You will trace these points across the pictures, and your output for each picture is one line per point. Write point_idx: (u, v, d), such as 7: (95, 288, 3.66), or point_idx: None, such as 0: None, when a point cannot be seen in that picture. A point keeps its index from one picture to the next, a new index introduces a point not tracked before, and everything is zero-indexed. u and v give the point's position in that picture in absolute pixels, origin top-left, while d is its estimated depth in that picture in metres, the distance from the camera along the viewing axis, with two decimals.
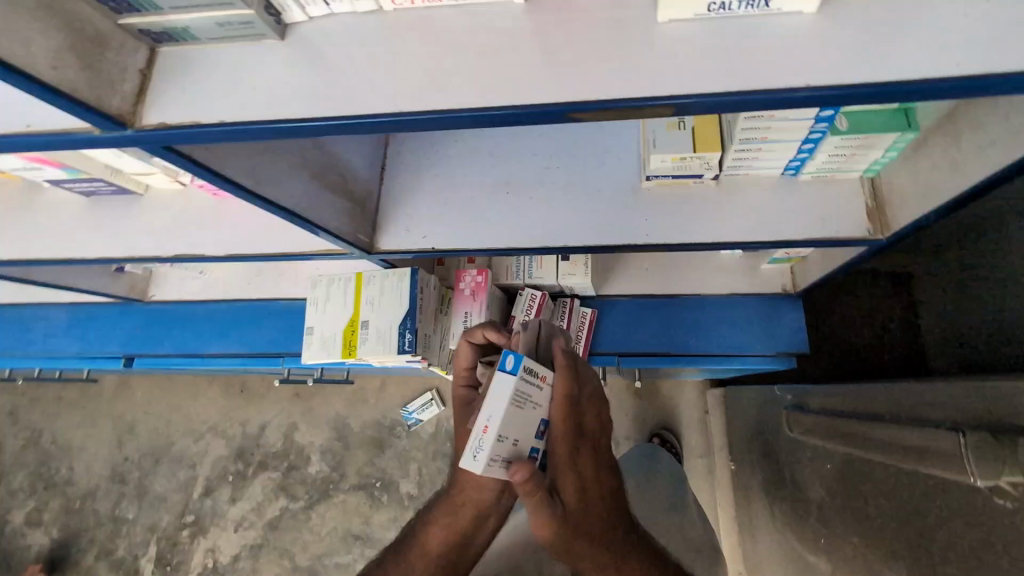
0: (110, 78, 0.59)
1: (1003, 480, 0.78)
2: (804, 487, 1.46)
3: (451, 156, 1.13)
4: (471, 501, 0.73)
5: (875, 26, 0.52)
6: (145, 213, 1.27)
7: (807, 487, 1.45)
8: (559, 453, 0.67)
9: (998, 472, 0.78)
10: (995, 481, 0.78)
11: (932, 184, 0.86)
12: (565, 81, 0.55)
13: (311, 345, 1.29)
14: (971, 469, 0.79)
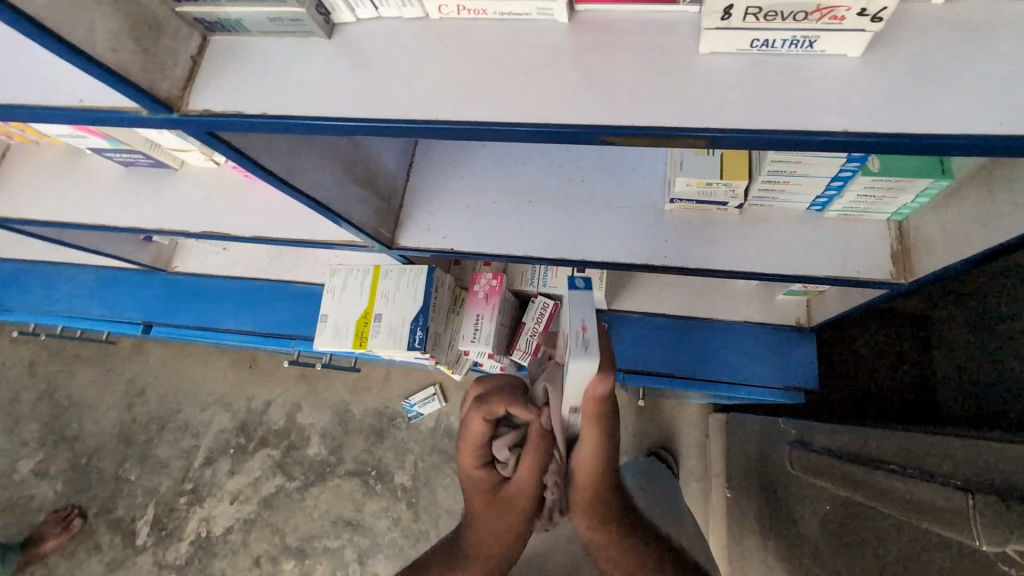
0: (163, 62, 0.61)
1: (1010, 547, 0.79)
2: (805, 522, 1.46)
3: (478, 161, 1.15)
4: (499, 553, 0.76)
5: (916, 76, 0.52)
6: (178, 187, 1.31)
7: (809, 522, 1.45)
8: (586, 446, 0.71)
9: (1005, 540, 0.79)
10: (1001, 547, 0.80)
11: (961, 235, 0.85)
12: (599, 104, 0.56)
13: (324, 331, 1.30)
14: (979, 535, 0.81)
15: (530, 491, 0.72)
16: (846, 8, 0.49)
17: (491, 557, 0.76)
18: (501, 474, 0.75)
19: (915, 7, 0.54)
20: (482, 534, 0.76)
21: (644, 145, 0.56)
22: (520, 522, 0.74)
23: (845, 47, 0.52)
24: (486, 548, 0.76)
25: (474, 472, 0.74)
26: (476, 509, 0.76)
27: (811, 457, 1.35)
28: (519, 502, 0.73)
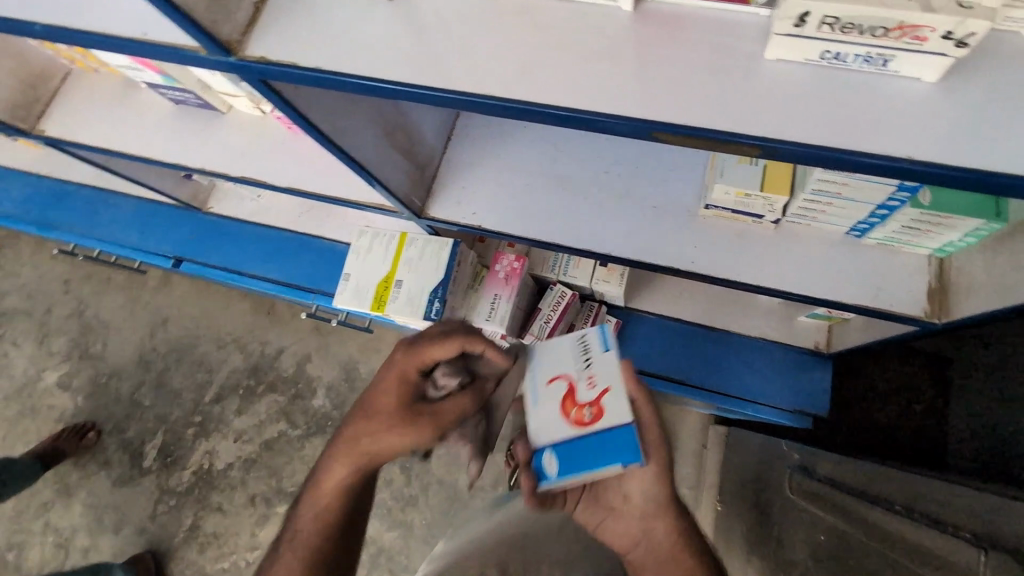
0: (227, 5, 0.63)
1: None
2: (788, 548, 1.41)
3: (518, 142, 1.14)
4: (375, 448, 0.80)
5: (991, 110, 0.49)
6: (224, 131, 1.34)
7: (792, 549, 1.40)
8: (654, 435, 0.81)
9: None
10: None
11: (1008, 280, 0.81)
12: (653, 99, 0.55)
13: (344, 290, 1.32)
14: None
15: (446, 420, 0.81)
16: (930, 29, 0.46)
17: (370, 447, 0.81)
18: (426, 392, 0.84)
19: (1001, 38, 0.51)
20: (374, 418, 0.81)
21: (691, 146, 0.55)
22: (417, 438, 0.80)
23: (921, 70, 0.50)
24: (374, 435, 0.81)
25: (411, 373, 0.82)
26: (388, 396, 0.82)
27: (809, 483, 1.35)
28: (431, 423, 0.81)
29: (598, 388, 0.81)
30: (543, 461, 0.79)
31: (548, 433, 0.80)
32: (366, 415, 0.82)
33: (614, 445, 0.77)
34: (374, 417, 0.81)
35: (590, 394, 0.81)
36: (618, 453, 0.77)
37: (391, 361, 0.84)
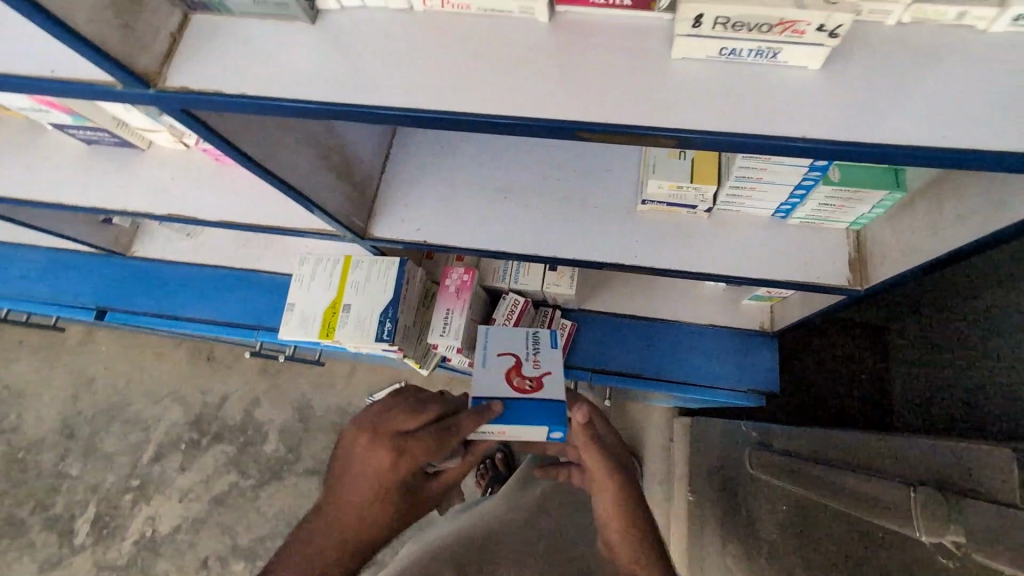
0: (143, 37, 0.60)
1: (947, 539, 0.74)
2: (758, 525, 1.48)
3: (457, 155, 1.16)
4: (375, 536, 0.80)
5: (876, 92, 0.56)
6: (145, 167, 1.28)
7: (761, 525, 1.46)
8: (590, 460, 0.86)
9: (942, 531, 0.75)
10: (939, 539, 0.75)
11: (914, 244, 0.90)
12: (577, 99, 0.58)
13: (289, 320, 1.28)
14: (916, 524, 0.77)
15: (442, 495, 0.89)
16: (807, 23, 0.52)
17: (370, 535, 0.80)
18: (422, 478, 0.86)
19: (875, 27, 0.58)
20: (371, 521, 0.80)
21: (616, 140, 0.58)
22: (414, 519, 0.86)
23: (805, 61, 0.56)
24: (376, 523, 0.80)
25: (411, 477, 0.82)
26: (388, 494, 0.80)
27: (766, 455, 1.42)
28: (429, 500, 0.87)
29: (541, 369, 0.99)
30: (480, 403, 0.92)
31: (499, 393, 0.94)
32: (361, 517, 0.79)
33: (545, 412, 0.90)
34: (372, 509, 0.80)
35: (534, 371, 0.98)
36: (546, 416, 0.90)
37: (380, 461, 0.80)
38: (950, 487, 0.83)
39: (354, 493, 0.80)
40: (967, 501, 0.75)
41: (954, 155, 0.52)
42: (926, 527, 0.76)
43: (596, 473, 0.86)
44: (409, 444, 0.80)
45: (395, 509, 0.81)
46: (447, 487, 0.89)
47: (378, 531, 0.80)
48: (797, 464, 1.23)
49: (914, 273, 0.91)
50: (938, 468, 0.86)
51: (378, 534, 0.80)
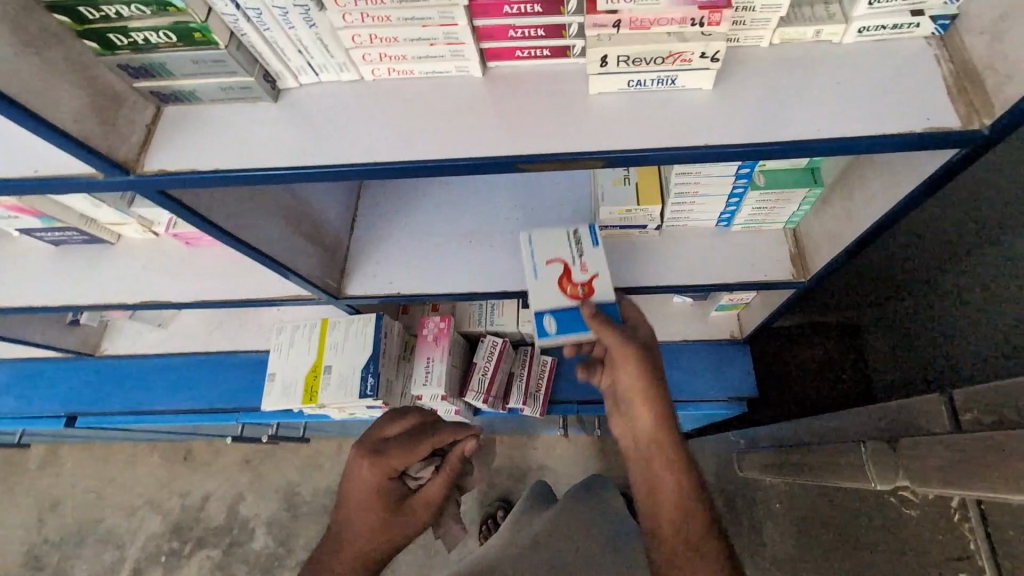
0: (121, 130, 0.66)
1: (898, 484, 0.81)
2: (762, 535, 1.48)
3: (421, 208, 1.24)
4: (366, 546, 0.82)
5: (766, 101, 0.66)
6: (115, 260, 1.32)
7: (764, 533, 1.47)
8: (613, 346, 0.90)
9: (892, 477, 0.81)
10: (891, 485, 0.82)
11: (836, 232, 1.01)
12: (514, 139, 0.66)
13: (271, 390, 1.29)
14: (869, 474, 0.83)
15: (432, 506, 0.87)
16: (691, 52, 0.61)
17: (361, 545, 0.83)
18: (409, 487, 0.89)
19: (754, 49, 0.69)
20: (362, 529, 0.84)
21: (550, 169, 0.66)
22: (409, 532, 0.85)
23: (699, 82, 0.65)
24: (366, 530, 0.83)
25: (389, 480, 0.86)
26: (371, 496, 0.86)
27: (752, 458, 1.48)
28: (423, 509, 0.87)
29: (588, 271, 1.00)
30: (542, 319, 0.97)
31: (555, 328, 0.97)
32: (353, 526, 0.84)
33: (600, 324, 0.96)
34: (361, 511, 0.85)
35: (583, 277, 1.00)
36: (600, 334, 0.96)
37: (361, 474, 0.87)
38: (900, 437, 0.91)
39: (344, 505, 0.87)
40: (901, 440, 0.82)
41: (836, 143, 0.62)
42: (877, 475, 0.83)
43: (620, 358, 0.91)
44: (382, 445, 0.88)
45: (380, 512, 0.84)
46: (433, 498, 0.88)
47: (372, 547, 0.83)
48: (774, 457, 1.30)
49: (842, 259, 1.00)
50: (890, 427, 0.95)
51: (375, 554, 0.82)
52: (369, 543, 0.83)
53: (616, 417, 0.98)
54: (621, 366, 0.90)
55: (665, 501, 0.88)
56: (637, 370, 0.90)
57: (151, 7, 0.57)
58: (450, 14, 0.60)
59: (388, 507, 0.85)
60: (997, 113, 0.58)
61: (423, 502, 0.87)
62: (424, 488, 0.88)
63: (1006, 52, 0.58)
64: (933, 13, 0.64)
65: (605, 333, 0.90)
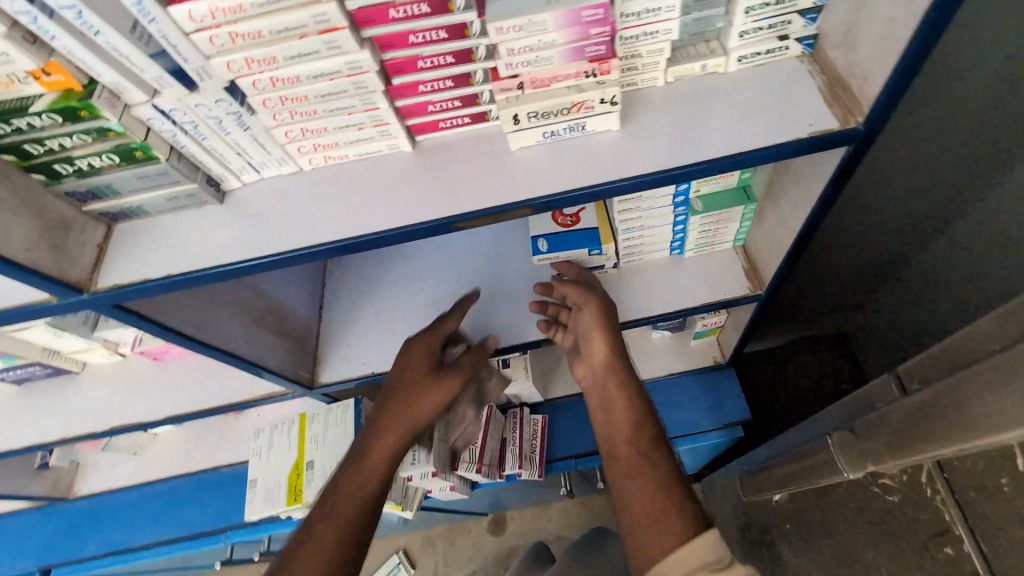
0: (72, 253, 0.69)
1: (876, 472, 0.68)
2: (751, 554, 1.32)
3: (384, 285, 1.26)
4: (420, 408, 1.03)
5: (671, 132, 0.72)
6: (82, 390, 1.29)
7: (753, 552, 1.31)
8: (574, 293, 1.05)
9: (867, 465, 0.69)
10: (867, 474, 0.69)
11: (776, 241, 1.05)
12: (450, 201, 0.71)
13: (254, 497, 1.24)
14: (840, 465, 0.70)
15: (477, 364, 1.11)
16: (592, 100, 0.67)
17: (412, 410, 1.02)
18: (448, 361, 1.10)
19: (652, 90, 0.76)
20: (414, 384, 1.03)
21: (487, 224, 0.71)
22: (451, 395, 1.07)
23: (608, 124, 0.71)
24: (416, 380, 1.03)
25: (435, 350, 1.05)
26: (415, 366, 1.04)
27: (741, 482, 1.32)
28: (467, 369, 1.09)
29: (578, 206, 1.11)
30: (536, 241, 1.07)
31: (542, 228, 1.08)
32: (407, 390, 1.02)
33: (587, 239, 1.07)
34: (412, 380, 1.03)
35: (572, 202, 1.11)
36: (586, 241, 1.06)
37: (412, 359, 1.05)
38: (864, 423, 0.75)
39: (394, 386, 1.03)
40: (864, 419, 0.70)
41: (737, 159, 0.68)
42: (850, 465, 0.70)
43: (586, 305, 1.03)
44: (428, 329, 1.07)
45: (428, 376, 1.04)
46: (465, 369, 1.09)
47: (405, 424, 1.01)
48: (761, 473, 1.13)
49: (791, 264, 1.02)
50: (851, 409, 0.80)
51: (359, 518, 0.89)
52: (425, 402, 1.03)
53: (576, 364, 1.05)
54: (585, 310, 1.03)
55: (624, 451, 0.88)
56: (603, 318, 1.02)
57: (92, 135, 0.61)
58: (371, 100, 0.66)
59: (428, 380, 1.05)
60: (865, 112, 0.66)
61: (455, 375, 1.08)
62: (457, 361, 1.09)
63: (859, 60, 0.66)
64: (797, 36, 0.73)
65: (567, 286, 1.06)
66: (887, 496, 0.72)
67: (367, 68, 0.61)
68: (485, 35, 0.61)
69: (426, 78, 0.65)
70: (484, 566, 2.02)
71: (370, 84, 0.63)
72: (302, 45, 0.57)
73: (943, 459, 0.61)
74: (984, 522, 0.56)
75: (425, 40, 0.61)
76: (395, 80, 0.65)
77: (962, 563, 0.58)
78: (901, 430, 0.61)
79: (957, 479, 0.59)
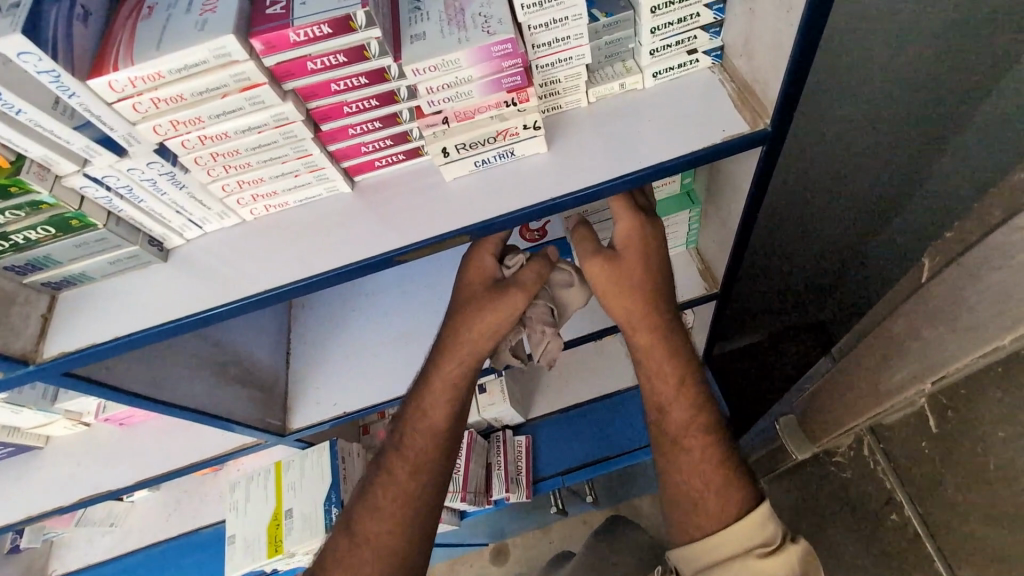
0: (14, 326, 0.68)
1: (823, 449, 0.81)
2: None
3: (349, 323, 1.25)
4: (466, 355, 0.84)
5: (598, 148, 0.75)
6: (48, 464, 1.25)
7: None
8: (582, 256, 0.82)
9: (812, 446, 0.83)
10: (814, 453, 0.82)
11: (716, 241, 1.07)
12: (391, 236, 0.73)
13: (235, 554, 1.22)
14: (791, 450, 0.85)
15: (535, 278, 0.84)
16: (515, 127, 0.71)
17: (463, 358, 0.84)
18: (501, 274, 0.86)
19: (577, 111, 0.80)
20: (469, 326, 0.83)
21: (429, 254, 0.73)
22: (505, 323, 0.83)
23: (535, 147, 0.74)
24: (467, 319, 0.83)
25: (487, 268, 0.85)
26: (458, 305, 0.85)
27: None
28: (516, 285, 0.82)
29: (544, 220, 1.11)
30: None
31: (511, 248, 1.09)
32: (461, 336, 0.83)
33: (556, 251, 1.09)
34: (461, 319, 0.83)
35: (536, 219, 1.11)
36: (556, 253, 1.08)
37: (466, 287, 0.85)
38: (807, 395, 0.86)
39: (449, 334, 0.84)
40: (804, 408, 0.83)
41: (660, 167, 0.71)
42: (798, 447, 0.85)
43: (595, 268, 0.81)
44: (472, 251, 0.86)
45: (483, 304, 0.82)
46: (524, 285, 0.82)
47: (463, 361, 0.84)
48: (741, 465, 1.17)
49: (738, 260, 1.03)
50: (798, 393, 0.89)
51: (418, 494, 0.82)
52: (474, 341, 0.83)
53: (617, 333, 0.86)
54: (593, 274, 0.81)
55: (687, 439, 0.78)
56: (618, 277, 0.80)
57: (25, 210, 0.62)
58: (302, 147, 0.68)
59: (472, 313, 0.83)
60: (772, 114, 0.71)
61: (519, 289, 0.82)
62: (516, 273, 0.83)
63: (759, 67, 0.71)
64: (705, 48, 0.77)
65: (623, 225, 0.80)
66: (840, 473, 0.78)
67: (293, 119, 0.63)
68: (404, 77, 0.64)
69: (354, 122, 0.68)
70: None
71: (299, 133, 0.65)
72: (225, 103, 0.59)
73: (877, 429, 0.69)
74: (916, 484, 0.63)
75: (346, 86, 0.63)
76: (325, 126, 0.67)
77: (906, 528, 0.65)
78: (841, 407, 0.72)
79: (887, 445, 0.67)
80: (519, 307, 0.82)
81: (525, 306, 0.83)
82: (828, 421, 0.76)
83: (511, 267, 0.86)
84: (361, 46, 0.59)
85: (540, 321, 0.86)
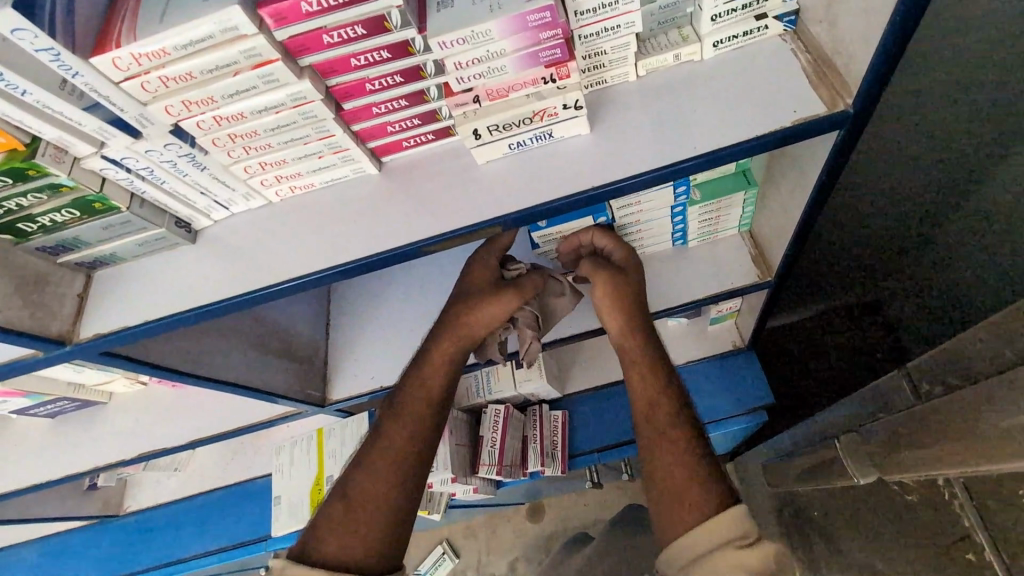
0: (51, 306, 0.69)
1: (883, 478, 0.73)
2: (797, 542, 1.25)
3: (384, 296, 1.24)
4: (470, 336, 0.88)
5: (645, 129, 0.67)
6: (109, 419, 1.34)
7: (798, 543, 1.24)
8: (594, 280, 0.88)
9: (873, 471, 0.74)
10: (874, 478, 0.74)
11: (772, 226, 0.96)
12: (421, 223, 0.68)
13: (279, 513, 1.27)
14: (850, 470, 0.77)
15: (529, 287, 0.91)
16: (554, 107, 0.63)
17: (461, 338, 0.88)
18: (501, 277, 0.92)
19: (624, 85, 0.71)
20: (469, 319, 0.88)
21: (459, 245, 0.67)
22: (494, 316, 0.88)
23: (576, 129, 0.67)
24: (470, 312, 0.88)
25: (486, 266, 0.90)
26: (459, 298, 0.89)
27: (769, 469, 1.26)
28: (511, 289, 0.88)
29: None
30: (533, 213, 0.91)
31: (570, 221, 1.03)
32: (460, 324, 0.88)
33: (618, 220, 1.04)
34: (461, 310, 0.88)
35: None
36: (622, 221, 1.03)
37: (473, 273, 0.90)
38: (878, 406, 0.77)
39: (452, 318, 0.89)
40: (869, 426, 0.74)
41: (716, 154, 0.62)
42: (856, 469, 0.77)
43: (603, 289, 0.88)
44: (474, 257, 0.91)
45: (485, 298, 0.88)
46: (524, 287, 0.89)
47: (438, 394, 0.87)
48: (787, 465, 1.09)
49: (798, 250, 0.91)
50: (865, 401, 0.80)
51: (409, 465, 0.79)
52: (474, 327, 0.88)
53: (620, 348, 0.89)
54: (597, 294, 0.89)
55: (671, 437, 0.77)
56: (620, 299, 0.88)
57: (46, 192, 0.61)
58: (324, 128, 0.63)
59: (469, 307, 0.88)
60: (855, 93, 0.59)
61: (513, 291, 0.89)
62: (517, 278, 0.90)
63: (842, 37, 0.60)
64: (776, 13, 0.66)
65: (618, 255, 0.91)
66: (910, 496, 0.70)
67: (311, 97, 0.59)
68: (430, 50, 0.57)
69: (378, 100, 0.63)
70: (526, 553, 2.01)
71: (318, 112, 0.61)
72: (237, 81, 0.55)
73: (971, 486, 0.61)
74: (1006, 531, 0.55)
75: (368, 62, 0.58)
76: (348, 105, 0.63)
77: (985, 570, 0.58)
78: (911, 434, 0.63)
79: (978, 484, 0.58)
80: (512, 308, 0.88)
81: (516, 308, 0.89)
82: (892, 449, 0.67)
83: (511, 273, 0.92)
84: (381, 16, 0.53)
85: (525, 326, 0.96)
